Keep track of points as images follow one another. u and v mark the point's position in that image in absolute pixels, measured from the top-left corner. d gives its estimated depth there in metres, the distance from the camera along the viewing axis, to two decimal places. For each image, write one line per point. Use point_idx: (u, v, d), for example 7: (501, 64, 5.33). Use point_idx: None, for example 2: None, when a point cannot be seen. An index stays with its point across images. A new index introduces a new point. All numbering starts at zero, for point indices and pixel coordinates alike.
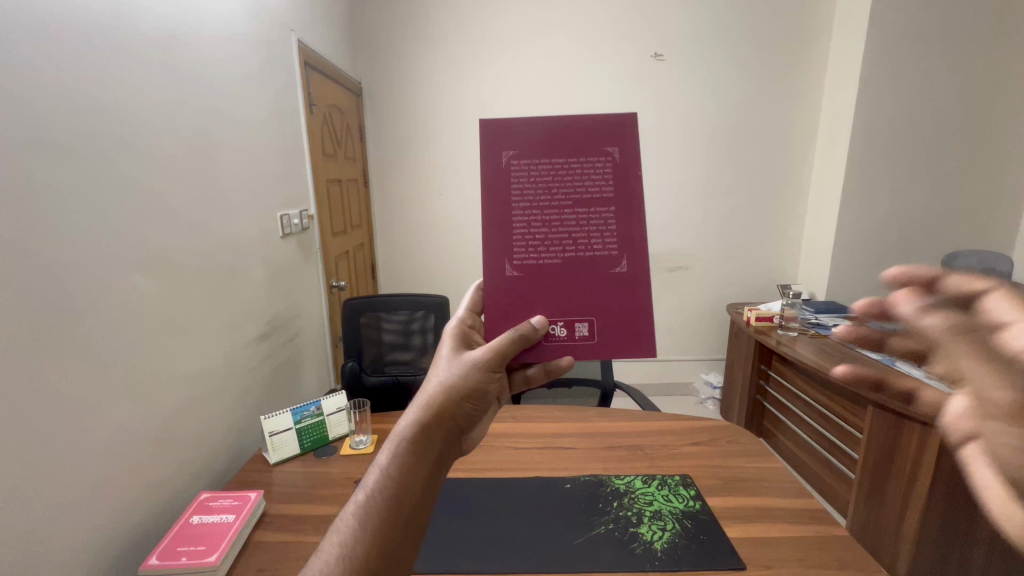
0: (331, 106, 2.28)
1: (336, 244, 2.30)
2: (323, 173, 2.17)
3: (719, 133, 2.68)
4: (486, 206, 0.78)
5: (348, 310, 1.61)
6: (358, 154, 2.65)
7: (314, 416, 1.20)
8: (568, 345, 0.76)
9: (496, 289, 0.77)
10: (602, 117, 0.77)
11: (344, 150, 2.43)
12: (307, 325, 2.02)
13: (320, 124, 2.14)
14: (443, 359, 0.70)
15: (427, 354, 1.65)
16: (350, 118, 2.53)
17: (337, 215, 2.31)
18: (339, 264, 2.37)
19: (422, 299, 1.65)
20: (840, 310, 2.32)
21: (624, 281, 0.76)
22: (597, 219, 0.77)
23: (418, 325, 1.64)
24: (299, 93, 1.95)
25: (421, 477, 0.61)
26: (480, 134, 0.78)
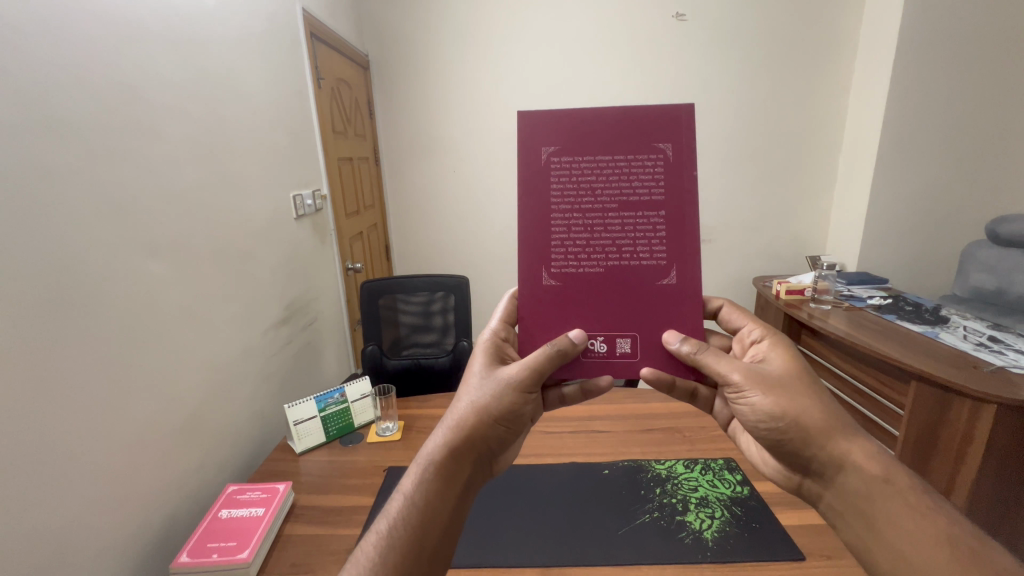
0: (340, 81, 2.19)
1: (349, 225, 2.25)
2: (334, 152, 2.10)
3: (741, 109, 2.52)
4: (522, 209, 0.71)
5: (366, 293, 1.55)
6: (368, 132, 2.57)
7: (338, 403, 1.19)
8: (608, 362, 0.70)
9: (532, 299, 0.71)
10: (654, 107, 0.68)
11: (354, 127, 2.35)
12: (325, 308, 2.00)
13: (327, 101, 2.05)
14: (475, 374, 0.65)
15: (447, 335, 1.62)
16: (359, 92, 2.44)
17: (349, 195, 2.25)
18: (354, 245, 2.33)
19: (441, 279, 1.60)
20: (875, 281, 2.20)
21: (673, 295, 0.69)
22: (645, 225, 0.69)
23: (438, 306, 1.61)
24: (306, 60, 1.87)
25: (448, 505, 0.57)
26: (517, 128, 0.70)
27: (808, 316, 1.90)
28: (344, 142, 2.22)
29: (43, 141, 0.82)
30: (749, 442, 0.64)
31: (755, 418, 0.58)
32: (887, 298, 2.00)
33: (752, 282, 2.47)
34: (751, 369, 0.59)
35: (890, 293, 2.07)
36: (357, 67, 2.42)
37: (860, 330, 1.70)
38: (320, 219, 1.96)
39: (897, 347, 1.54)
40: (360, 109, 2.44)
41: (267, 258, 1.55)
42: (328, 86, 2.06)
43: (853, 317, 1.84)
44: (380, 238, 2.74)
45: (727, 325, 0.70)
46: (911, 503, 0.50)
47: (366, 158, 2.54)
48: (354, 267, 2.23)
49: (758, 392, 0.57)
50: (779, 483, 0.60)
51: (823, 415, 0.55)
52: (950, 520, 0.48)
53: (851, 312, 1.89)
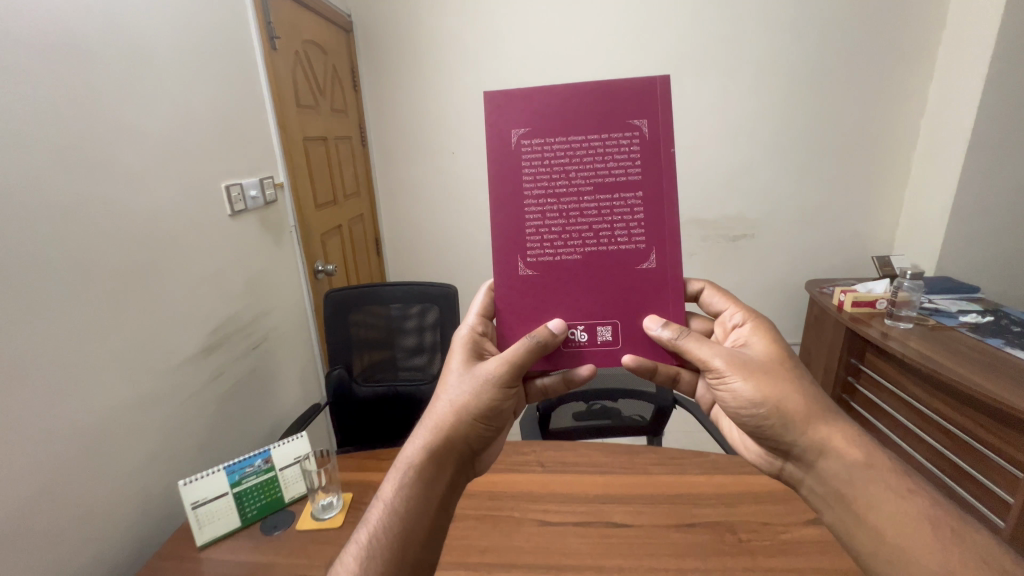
0: (309, 44, 1.77)
1: (320, 218, 1.85)
2: (298, 130, 1.70)
3: (829, 40, 1.86)
4: (494, 196, 0.68)
5: (331, 302, 1.39)
6: (352, 106, 2.11)
7: (260, 473, 0.95)
8: (588, 351, 0.68)
9: (509, 289, 0.68)
10: (628, 81, 0.65)
11: (328, 98, 1.92)
12: (286, 321, 1.63)
13: (288, 66, 1.65)
14: (453, 373, 0.63)
15: (423, 355, 1.41)
16: (339, 61, 2.00)
17: (320, 184, 1.86)
18: (328, 244, 1.92)
19: (424, 289, 1.40)
20: (961, 292, 1.68)
21: (653, 279, 0.67)
22: (622, 207, 0.66)
23: (416, 321, 1.40)
24: (250, 18, 1.45)
25: (430, 508, 0.56)
26: (484, 110, 0.67)
27: (878, 332, 1.45)
28: (315, 119, 1.81)
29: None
30: (731, 429, 0.63)
31: (737, 405, 0.56)
32: (985, 316, 1.50)
33: (805, 288, 1.93)
34: (732, 355, 0.57)
35: (987, 309, 1.55)
36: (337, 29, 1.98)
37: (955, 358, 1.26)
38: (274, 215, 1.55)
39: (982, 373, 1.19)
40: (338, 79, 1.98)
41: (217, 266, 1.27)
42: (287, 48, 1.64)
43: (936, 335, 1.40)
44: (368, 233, 2.29)
45: (709, 309, 0.69)
46: (891, 487, 0.49)
47: (348, 137, 2.09)
48: (322, 269, 1.82)
49: (740, 379, 0.56)
50: (761, 468, 0.59)
51: (805, 399, 0.54)
52: (930, 501, 0.48)
53: (937, 332, 1.42)
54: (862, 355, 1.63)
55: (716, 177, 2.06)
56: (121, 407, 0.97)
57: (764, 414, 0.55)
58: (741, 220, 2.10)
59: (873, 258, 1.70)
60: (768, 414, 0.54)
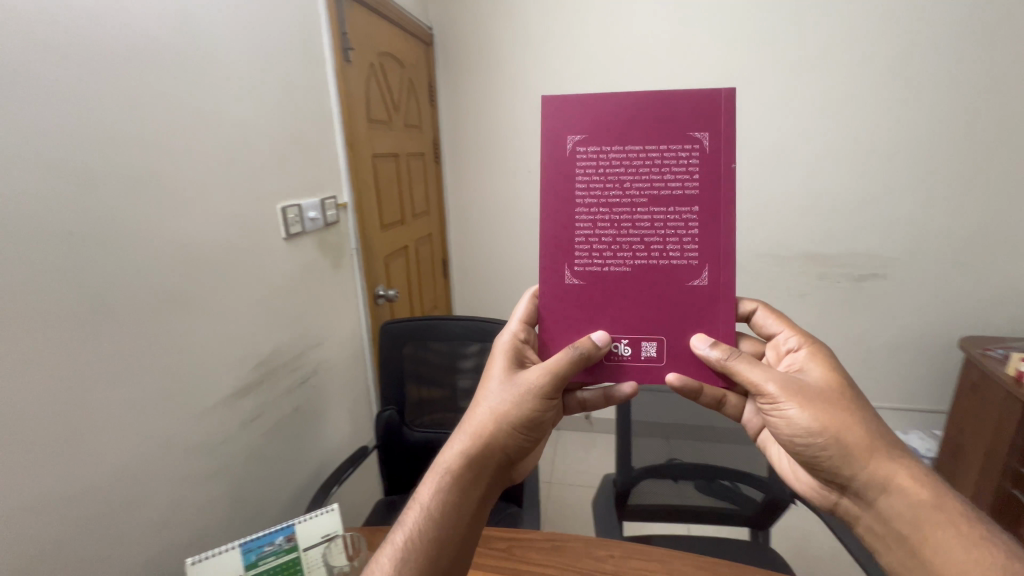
0: (384, 56, 1.69)
1: (383, 241, 1.72)
2: (366, 146, 1.57)
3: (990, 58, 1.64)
4: (544, 203, 0.66)
5: (387, 333, 1.29)
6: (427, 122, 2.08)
7: (280, 554, 0.74)
8: (631, 367, 0.66)
9: (554, 297, 0.67)
10: (689, 93, 0.63)
11: (402, 115, 1.84)
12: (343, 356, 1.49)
13: (362, 79, 1.53)
14: (493, 381, 0.62)
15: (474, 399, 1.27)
16: (416, 77, 1.96)
17: (388, 203, 1.75)
18: (390, 268, 1.79)
19: (486, 326, 1.25)
20: None
21: (705, 297, 0.65)
22: (676, 221, 0.64)
23: (473, 361, 1.27)
24: (326, 26, 1.34)
25: (466, 517, 0.55)
26: (541, 114, 0.66)
27: None
28: (387, 135, 1.72)
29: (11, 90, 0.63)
30: (781, 457, 0.61)
31: (792, 434, 0.54)
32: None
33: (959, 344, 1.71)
34: (787, 382, 0.55)
35: None
36: (418, 43, 1.97)
37: None
38: (333, 238, 1.41)
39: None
40: (415, 93, 1.92)
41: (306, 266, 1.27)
42: (362, 59, 1.53)
43: None
44: (434, 255, 2.23)
45: (761, 331, 0.67)
46: (961, 534, 0.46)
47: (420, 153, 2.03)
48: (383, 294, 1.67)
49: (794, 407, 0.54)
50: (814, 501, 0.57)
51: (866, 433, 0.51)
52: (1010, 549, 0.45)
53: None
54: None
55: (838, 212, 1.87)
56: (208, 400, 0.96)
57: (821, 446, 0.52)
58: (866, 260, 1.89)
59: None
60: (825, 445, 0.52)
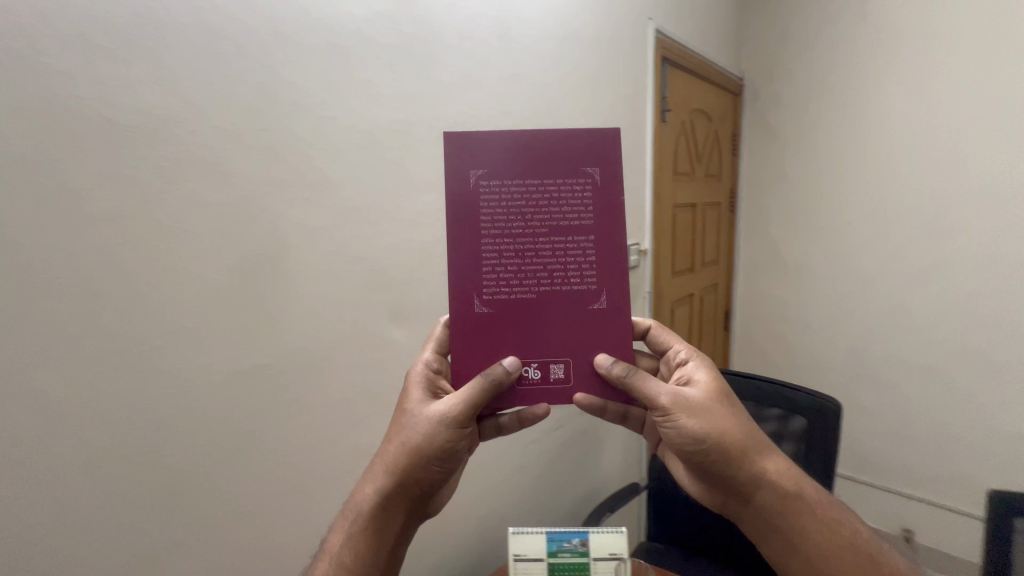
0: (693, 112, 2.02)
1: (675, 285, 2.00)
2: (671, 199, 1.91)
3: None
4: (451, 236, 0.68)
5: None
6: (726, 172, 2.33)
7: (574, 552, 0.94)
8: (543, 389, 0.69)
9: (464, 325, 0.68)
10: (581, 131, 0.69)
11: (704, 165, 2.14)
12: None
13: (675, 136, 1.90)
14: (404, 419, 0.62)
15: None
16: (720, 128, 2.24)
17: (681, 254, 2.02)
18: (676, 314, 2.02)
19: (791, 394, 1.16)
20: None
21: (605, 319, 0.70)
22: (575, 249, 0.69)
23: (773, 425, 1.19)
24: (652, 101, 1.73)
25: (377, 554, 0.56)
26: (443, 150, 0.68)
27: None
28: (687, 187, 2.03)
29: (111, 189, 0.65)
30: (676, 464, 0.66)
31: (681, 441, 0.59)
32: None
33: None
34: (679, 393, 0.60)
35: None
36: (729, 95, 2.24)
37: None
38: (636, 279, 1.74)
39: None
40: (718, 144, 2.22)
41: None
42: (676, 119, 1.90)
43: None
44: (714, 304, 2.40)
45: (657, 346, 0.73)
46: (824, 518, 0.55)
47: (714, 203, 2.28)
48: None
49: (684, 416, 0.59)
50: (703, 503, 0.62)
51: (742, 436, 0.58)
52: (852, 531, 0.56)
53: None
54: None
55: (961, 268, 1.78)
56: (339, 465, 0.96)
57: (709, 450, 0.57)
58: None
59: None
60: (711, 450, 0.57)
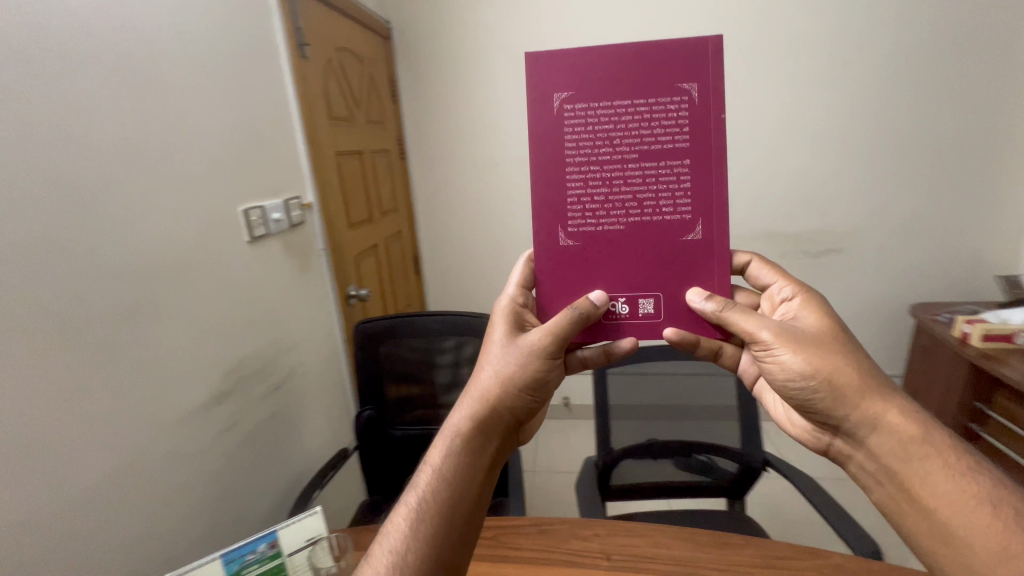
0: (344, 51, 1.63)
1: (352, 237, 1.67)
2: (332, 146, 1.53)
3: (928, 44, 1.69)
4: (535, 165, 0.66)
5: (359, 337, 1.19)
6: (389, 115, 1.98)
7: (265, 561, 0.72)
8: (630, 325, 0.67)
9: (550, 258, 0.67)
10: (678, 41, 0.62)
11: (364, 109, 1.76)
12: (317, 362, 1.45)
13: (323, 78, 1.48)
14: (497, 344, 0.63)
15: (457, 392, 1.19)
16: (376, 69, 1.86)
17: (354, 203, 1.68)
18: (359, 265, 1.73)
19: (462, 319, 1.16)
20: None
21: (699, 252, 0.65)
22: (668, 175, 0.64)
23: (451, 356, 1.17)
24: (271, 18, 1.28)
25: (477, 474, 0.57)
26: (524, 72, 0.64)
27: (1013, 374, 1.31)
28: (348, 134, 1.64)
29: None
30: (780, 405, 0.63)
31: (785, 377, 0.55)
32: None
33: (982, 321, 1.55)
34: (781, 328, 0.56)
35: None
36: (375, 37, 1.86)
37: None
38: (301, 238, 1.38)
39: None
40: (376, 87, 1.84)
41: (275, 267, 1.25)
42: (320, 56, 1.47)
43: None
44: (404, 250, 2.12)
45: (756, 282, 0.67)
46: (950, 467, 0.48)
47: (387, 150, 1.95)
48: (355, 294, 1.63)
49: (786, 352, 0.55)
50: (808, 444, 0.59)
51: (857, 372, 0.53)
52: (993, 479, 0.47)
53: None
54: (989, 400, 1.51)
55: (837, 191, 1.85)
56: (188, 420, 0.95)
57: (819, 387, 0.53)
58: (827, 233, 1.93)
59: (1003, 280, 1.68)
60: (821, 387, 0.53)
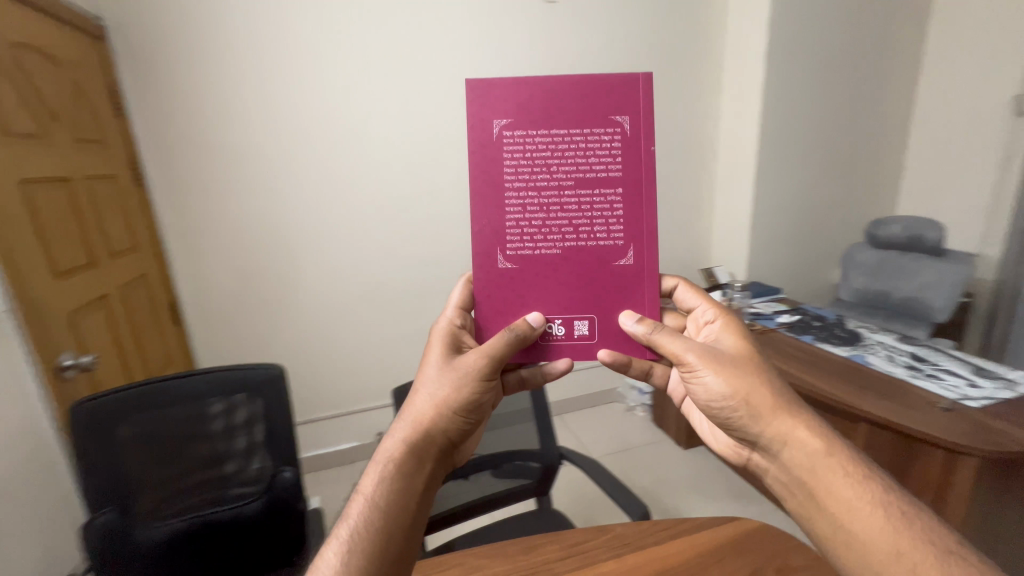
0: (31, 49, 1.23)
1: (64, 291, 1.24)
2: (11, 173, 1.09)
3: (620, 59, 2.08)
4: (474, 189, 0.67)
5: (75, 415, 0.90)
6: (113, 133, 1.53)
7: None
8: (566, 346, 0.69)
9: (488, 279, 0.68)
10: (610, 75, 0.65)
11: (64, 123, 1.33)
12: (13, 471, 1.08)
13: None
14: (431, 367, 0.62)
15: (232, 461, 1.02)
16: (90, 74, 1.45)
17: (61, 246, 1.24)
18: (81, 323, 1.30)
19: (238, 375, 1.02)
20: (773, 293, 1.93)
21: (630, 275, 0.68)
22: (602, 203, 0.67)
23: (222, 422, 1.01)
24: None
25: (413, 502, 0.56)
26: (464, 96, 0.65)
27: None
28: (45, 156, 1.22)
29: None
30: (705, 422, 0.67)
31: (708, 397, 0.59)
32: (793, 312, 1.73)
33: None
34: (702, 349, 0.60)
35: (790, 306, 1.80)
36: (81, 36, 1.42)
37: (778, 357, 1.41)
38: None
39: (846, 387, 1.20)
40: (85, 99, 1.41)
41: None
42: None
43: (769, 342, 1.52)
44: (155, 300, 1.66)
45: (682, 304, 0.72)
46: (849, 477, 0.52)
47: (115, 175, 1.51)
48: (71, 363, 1.22)
49: (709, 374, 0.58)
50: (730, 459, 0.63)
51: (770, 392, 0.57)
52: (885, 486, 0.52)
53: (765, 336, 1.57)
54: None
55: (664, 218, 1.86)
56: None
57: (738, 407, 0.57)
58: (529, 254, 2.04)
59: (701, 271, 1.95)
60: (740, 407, 0.57)
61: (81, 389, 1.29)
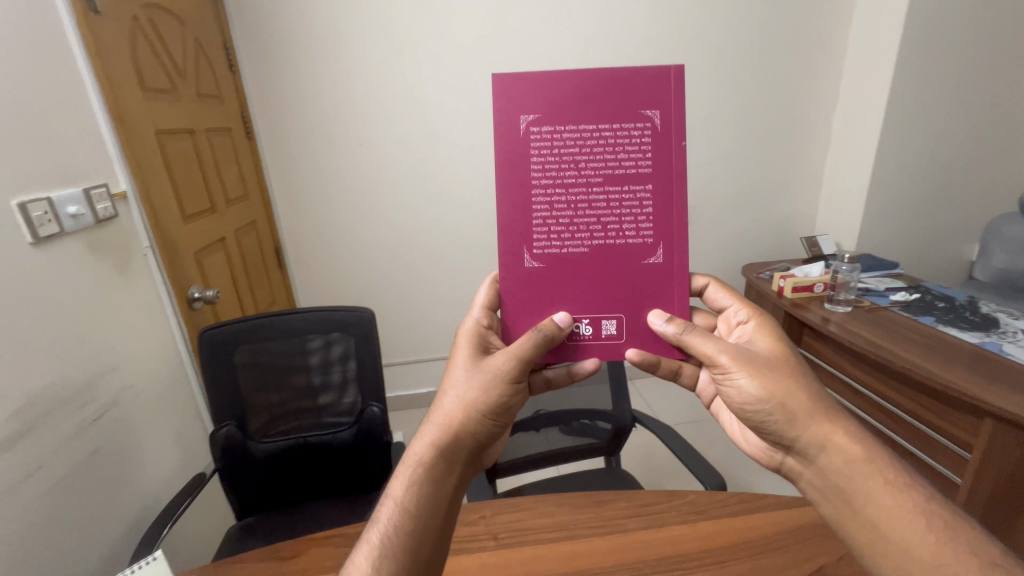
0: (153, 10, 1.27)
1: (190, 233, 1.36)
2: (149, 124, 1.22)
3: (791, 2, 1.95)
4: (500, 187, 0.66)
5: (206, 344, 1.05)
6: (230, 91, 1.66)
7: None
8: (592, 346, 0.68)
9: (514, 278, 0.67)
10: (640, 66, 0.63)
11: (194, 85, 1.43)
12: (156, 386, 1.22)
13: (127, 45, 1.16)
14: (458, 368, 0.62)
15: (327, 393, 1.15)
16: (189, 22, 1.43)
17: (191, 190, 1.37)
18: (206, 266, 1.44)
19: (331, 315, 1.11)
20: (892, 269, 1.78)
21: (659, 273, 0.66)
22: (631, 200, 0.65)
23: (320, 357, 1.12)
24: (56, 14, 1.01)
25: (444, 505, 0.56)
26: (493, 90, 0.64)
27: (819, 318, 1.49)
28: (174, 109, 1.32)
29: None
30: (737, 424, 0.66)
31: (742, 400, 0.58)
32: (913, 291, 1.60)
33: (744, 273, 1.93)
34: (733, 352, 0.59)
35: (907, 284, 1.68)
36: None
37: (881, 335, 1.34)
38: (115, 236, 1.11)
39: (967, 375, 1.13)
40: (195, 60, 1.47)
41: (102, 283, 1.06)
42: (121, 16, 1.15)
43: (870, 319, 1.45)
44: (263, 244, 1.82)
45: (713, 305, 0.71)
46: (893, 484, 0.51)
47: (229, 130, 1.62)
48: (199, 296, 1.36)
49: (744, 376, 0.57)
50: (761, 461, 0.62)
51: (808, 396, 0.55)
52: (926, 494, 0.50)
53: (873, 313, 1.49)
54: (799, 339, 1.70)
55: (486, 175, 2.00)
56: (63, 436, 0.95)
57: (773, 409, 0.56)
58: None
59: (802, 239, 1.87)
60: (778, 410, 0.55)
61: (206, 319, 1.42)
